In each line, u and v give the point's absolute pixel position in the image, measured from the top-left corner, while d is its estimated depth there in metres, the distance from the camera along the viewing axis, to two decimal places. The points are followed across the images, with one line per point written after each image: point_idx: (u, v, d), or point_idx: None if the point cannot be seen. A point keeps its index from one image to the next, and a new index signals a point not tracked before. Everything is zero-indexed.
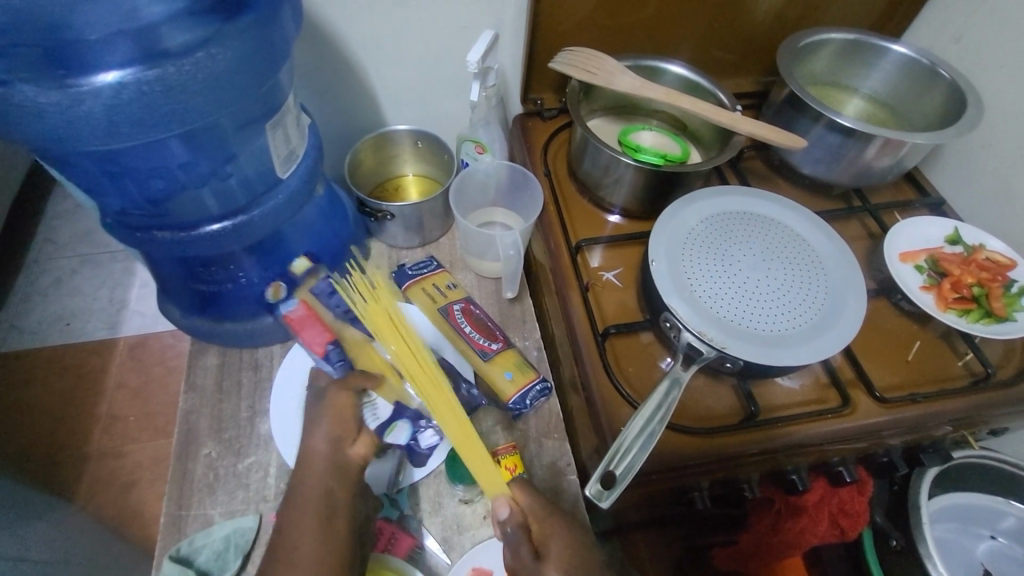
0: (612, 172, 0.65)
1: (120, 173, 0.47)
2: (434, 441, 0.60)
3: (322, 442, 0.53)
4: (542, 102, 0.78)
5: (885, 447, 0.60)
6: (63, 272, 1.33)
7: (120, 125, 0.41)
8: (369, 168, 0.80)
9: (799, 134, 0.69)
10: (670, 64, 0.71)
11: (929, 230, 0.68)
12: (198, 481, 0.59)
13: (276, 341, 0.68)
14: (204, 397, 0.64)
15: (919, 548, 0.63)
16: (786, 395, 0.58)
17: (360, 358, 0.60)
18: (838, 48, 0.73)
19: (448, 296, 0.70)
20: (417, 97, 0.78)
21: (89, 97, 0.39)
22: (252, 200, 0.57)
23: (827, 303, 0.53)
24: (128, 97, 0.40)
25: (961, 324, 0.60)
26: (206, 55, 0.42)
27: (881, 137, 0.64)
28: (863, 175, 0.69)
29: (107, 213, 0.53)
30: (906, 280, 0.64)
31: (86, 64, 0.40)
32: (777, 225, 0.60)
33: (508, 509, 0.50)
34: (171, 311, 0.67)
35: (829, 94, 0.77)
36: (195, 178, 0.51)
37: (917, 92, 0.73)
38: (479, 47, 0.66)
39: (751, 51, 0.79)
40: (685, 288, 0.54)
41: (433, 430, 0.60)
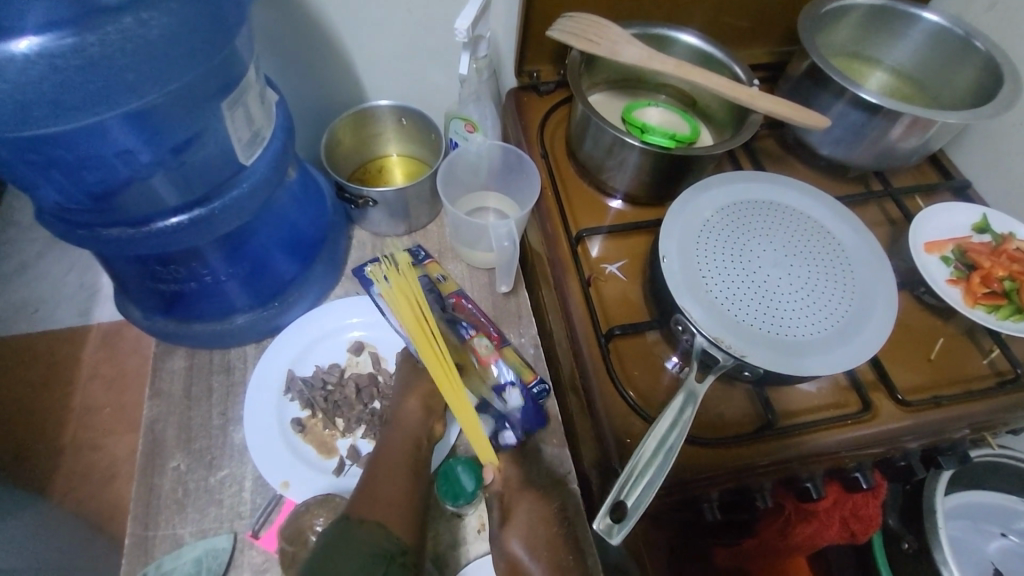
0: (616, 154, 0.59)
1: (45, 164, 0.40)
2: (511, 439, 0.58)
3: (406, 417, 0.54)
4: (538, 74, 0.72)
5: (903, 452, 0.56)
6: (29, 255, 1.21)
7: (32, 107, 0.35)
8: (349, 149, 0.73)
9: (818, 111, 0.63)
10: (680, 33, 0.64)
11: (956, 217, 0.63)
12: (166, 498, 0.54)
13: (250, 341, 0.63)
14: (172, 403, 0.59)
15: (935, 554, 0.60)
16: (805, 399, 0.54)
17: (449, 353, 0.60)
18: (862, 15, 0.67)
19: (442, 288, 0.65)
20: (400, 69, 0.71)
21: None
22: (212, 191, 0.50)
23: (856, 304, 0.48)
24: (41, 74, 0.34)
25: (989, 321, 0.56)
26: (135, 22, 0.36)
27: (910, 115, 0.58)
28: (886, 157, 0.64)
29: (42, 206, 0.47)
30: (932, 272, 0.59)
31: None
32: (799, 216, 0.54)
33: (493, 475, 0.54)
34: (131, 311, 0.61)
35: (851, 67, 0.71)
36: (140, 169, 0.44)
37: (947, 66, 0.67)
38: (468, 12, 0.59)
39: (766, 19, 0.72)
40: (700, 288, 0.48)
41: (512, 430, 0.58)
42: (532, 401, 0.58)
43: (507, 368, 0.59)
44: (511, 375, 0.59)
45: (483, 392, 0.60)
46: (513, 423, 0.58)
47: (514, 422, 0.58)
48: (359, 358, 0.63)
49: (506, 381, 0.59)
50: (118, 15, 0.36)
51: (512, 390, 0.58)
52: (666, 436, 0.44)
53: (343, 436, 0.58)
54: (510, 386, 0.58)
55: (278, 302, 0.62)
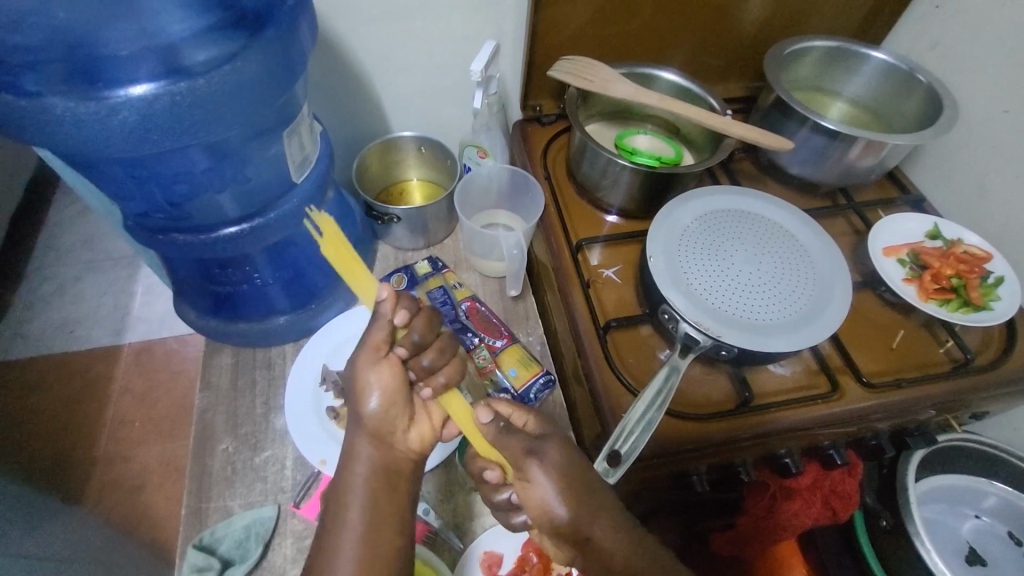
0: (610, 174, 0.69)
1: (146, 178, 0.52)
2: None
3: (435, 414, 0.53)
4: (540, 108, 0.82)
5: (873, 431, 0.63)
6: (66, 280, 1.33)
7: (150, 131, 0.46)
8: (375, 173, 0.83)
9: (785, 136, 0.73)
10: (663, 71, 0.75)
11: (910, 224, 0.72)
12: (216, 475, 0.62)
13: (288, 340, 0.71)
14: (220, 395, 0.67)
15: (908, 526, 0.65)
16: (779, 381, 0.61)
17: None
18: (821, 55, 0.77)
19: (457, 294, 0.74)
20: (420, 106, 0.82)
21: (125, 108, 0.44)
22: (268, 204, 0.61)
23: (815, 294, 0.57)
24: (162, 106, 0.45)
25: (942, 312, 0.64)
26: (232, 69, 0.48)
27: (864, 138, 0.68)
28: (847, 175, 0.73)
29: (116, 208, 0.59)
30: (889, 273, 0.67)
31: (105, 81, 0.45)
32: (768, 223, 0.63)
33: (488, 413, 0.47)
34: (185, 312, 0.70)
35: (814, 99, 0.81)
36: (216, 182, 0.56)
37: (896, 96, 0.77)
38: (481, 57, 0.70)
39: (739, 59, 0.83)
40: (682, 282, 0.57)
41: None
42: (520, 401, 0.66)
43: (505, 378, 0.68)
44: (507, 384, 0.67)
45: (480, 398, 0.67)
46: None
47: None
48: None
49: (500, 390, 0.67)
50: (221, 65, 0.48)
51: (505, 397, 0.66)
52: (652, 402, 0.52)
53: None
54: (501, 395, 0.67)
55: (314, 305, 0.71)
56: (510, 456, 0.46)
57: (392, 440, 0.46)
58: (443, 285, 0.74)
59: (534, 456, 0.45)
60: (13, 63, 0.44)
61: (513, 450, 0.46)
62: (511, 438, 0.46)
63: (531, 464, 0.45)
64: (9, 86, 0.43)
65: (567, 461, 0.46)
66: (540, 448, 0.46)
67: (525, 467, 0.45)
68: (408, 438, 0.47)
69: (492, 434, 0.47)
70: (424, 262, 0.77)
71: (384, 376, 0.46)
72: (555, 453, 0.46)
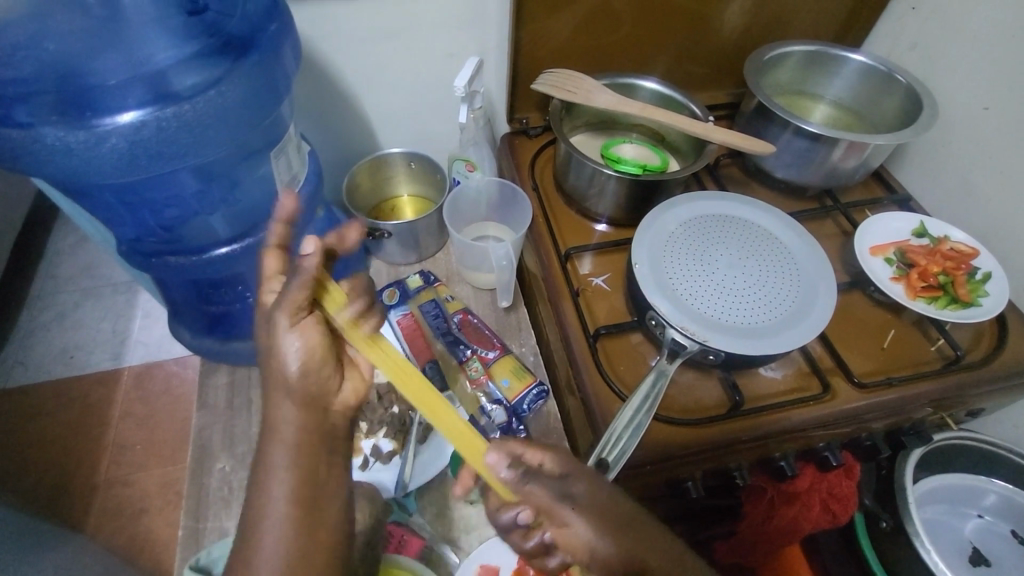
0: (596, 184, 0.69)
1: (137, 204, 0.55)
2: None
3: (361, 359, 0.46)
4: (527, 120, 0.83)
5: (868, 430, 0.63)
6: (65, 307, 1.34)
7: (139, 157, 0.48)
8: (366, 191, 0.84)
9: (769, 140, 0.74)
10: (645, 80, 0.76)
11: (898, 223, 0.72)
12: (214, 494, 0.62)
13: None
14: (216, 414, 0.67)
15: (908, 527, 0.64)
16: (771, 384, 0.61)
17: (450, 379, 0.70)
18: (800, 59, 0.79)
19: (448, 307, 0.75)
20: (409, 121, 0.83)
21: (114, 135, 0.46)
22: (258, 224, 0.64)
23: (801, 295, 0.57)
24: (149, 132, 0.48)
25: (930, 310, 0.64)
26: (217, 93, 0.50)
27: (846, 140, 0.69)
28: (832, 176, 0.74)
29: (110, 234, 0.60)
30: (876, 272, 0.67)
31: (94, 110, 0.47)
32: (752, 227, 0.64)
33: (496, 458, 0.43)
34: (181, 333, 0.73)
35: (796, 102, 0.82)
36: (206, 206, 0.59)
37: (877, 97, 0.78)
38: (464, 73, 0.71)
39: (722, 65, 0.84)
40: (667, 289, 0.57)
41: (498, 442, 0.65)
42: (513, 410, 0.66)
43: (498, 390, 0.68)
44: (500, 396, 0.68)
45: (472, 411, 0.67)
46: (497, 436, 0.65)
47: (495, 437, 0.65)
48: None
49: (493, 401, 0.67)
50: (205, 90, 0.50)
51: (497, 408, 0.67)
52: (637, 409, 0.53)
53: (366, 437, 0.66)
54: (494, 406, 0.67)
55: None
56: (537, 504, 0.42)
57: (325, 404, 0.42)
58: (434, 299, 0.75)
59: (567, 500, 0.41)
60: (8, 95, 0.46)
61: (542, 498, 0.42)
62: (537, 486, 0.42)
63: (563, 508, 0.41)
64: (2, 119, 0.44)
65: (601, 501, 0.42)
66: (569, 488, 0.42)
67: (557, 515, 0.41)
68: (343, 395, 0.43)
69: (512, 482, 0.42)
70: (416, 275, 0.78)
71: (303, 335, 0.41)
72: (585, 490, 0.42)
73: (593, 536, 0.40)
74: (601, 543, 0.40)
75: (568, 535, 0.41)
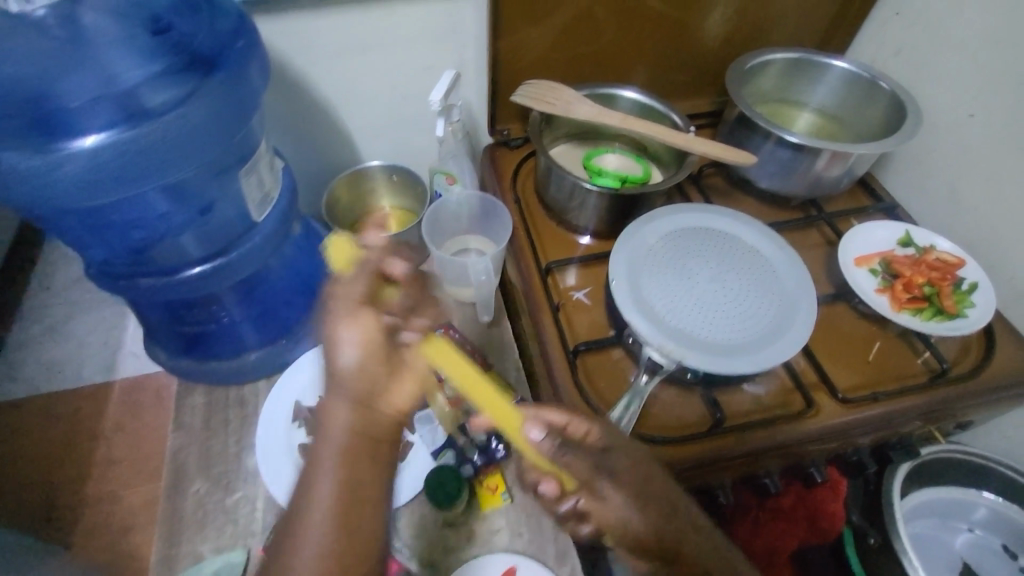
0: (577, 197, 0.69)
1: (103, 227, 0.54)
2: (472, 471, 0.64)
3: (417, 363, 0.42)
4: (508, 132, 0.82)
5: (855, 445, 0.62)
6: None
7: (101, 180, 0.49)
8: (347, 205, 0.84)
9: (751, 151, 0.73)
10: (624, 90, 0.75)
11: (883, 233, 0.71)
12: (188, 518, 0.61)
13: (260, 377, 0.71)
14: (192, 435, 0.66)
15: (895, 543, 0.62)
16: (754, 400, 0.60)
17: None
18: (782, 66, 0.78)
19: None
20: (389, 134, 0.82)
21: (72, 161, 0.47)
22: (232, 243, 0.63)
23: (781, 309, 0.56)
24: (111, 155, 0.48)
25: (915, 323, 0.63)
26: (181, 114, 0.50)
27: (829, 149, 0.68)
28: (816, 186, 0.73)
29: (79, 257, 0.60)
30: (860, 284, 0.66)
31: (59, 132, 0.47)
32: (732, 239, 0.63)
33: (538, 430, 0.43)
34: (157, 354, 0.72)
35: (779, 110, 0.81)
36: (173, 227, 0.57)
37: (860, 104, 0.77)
38: (440, 87, 0.70)
39: (705, 74, 0.84)
40: (645, 305, 0.56)
41: (473, 464, 0.64)
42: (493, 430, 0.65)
43: None
44: None
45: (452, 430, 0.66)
46: (473, 458, 0.64)
47: (473, 458, 0.64)
48: None
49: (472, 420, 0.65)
50: (167, 112, 0.49)
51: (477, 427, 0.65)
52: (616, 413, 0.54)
53: None
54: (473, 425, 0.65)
55: (286, 339, 0.72)
56: (578, 475, 0.43)
57: (376, 399, 0.40)
58: None
59: (608, 475, 0.43)
60: None
61: (583, 470, 0.43)
62: (575, 458, 0.43)
63: (602, 482, 0.43)
64: None
65: (638, 478, 0.44)
66: (609, 463, 0.43)
67: (596, 487, 0.43)
68: (392, 396, 0.40)
69: (549, 451, 0.43)
70: None
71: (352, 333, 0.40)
72: (627, 469, 0.44)
73: (632, 511, 0.42)
74: (636, 519, 0.42)
75: (605, 506, 0.43)
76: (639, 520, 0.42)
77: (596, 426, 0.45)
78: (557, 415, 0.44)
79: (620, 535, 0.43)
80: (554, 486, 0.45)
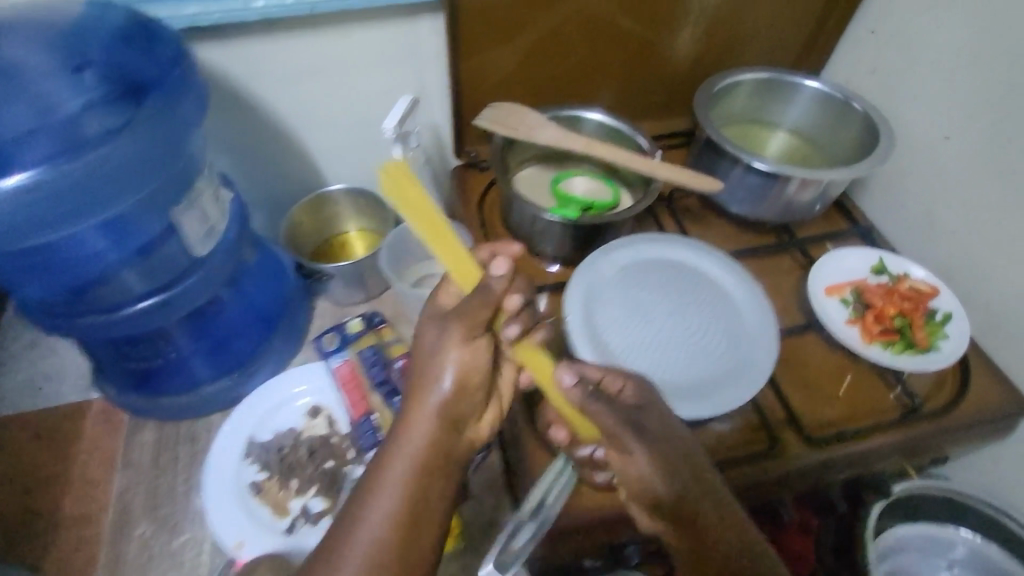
0: (539, 225, 0.67)
1: (36, 266, 0.53)
2: None
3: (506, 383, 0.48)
4: (477, 154, 0.79)
5: (829, 482, 0.60)
6: None
7: (27, 219, 0.48)
8: (310, 229, 0.83)
9: (719, 176, 0.71)
10: (588, 112, 0.73)
11: (856, 260, 0.69)
12: (131, 559, 0.63)
13: (215, 412, 0.72)
14: (140, 473, 0.68)
15: None
16: (717, 437, 0.57)
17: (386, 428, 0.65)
18: (753, 87, 0.75)
19: (391, 351, 0.71)
20: (351, 157, 0.80)
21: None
22: (177, 276, 0.61)
23: (738, 348, 0.55)
24: (37, 191, 0.46)
25: (885, 357, 0.60)
26: (112, 146, 0.49)
27: (799, 175, 0.66)
28: (788, 211, 0.71)
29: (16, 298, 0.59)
30: (831, 315, 0.64)
31: None
32: (692, 269, 0.60)
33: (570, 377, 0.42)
34: (106, 388, 0.70)
35: (752, 131, 0.79)
36: (114, 260, 0.57)
37: (833, 125, 0.75)
38: (395, 113, 0.64)
39: (676, 93, 0.82)
40: (600, 345, 0.53)
41: None
42: None
43: None
44: None
45: None
46: None
47: None
48: (315, 422, 0.69)
49: None
50: (96, 145, 0.48)
51: None
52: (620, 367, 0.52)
53: (295, 497, 0.64)
54: None
55: (239, 373, 0.71)
56: (604, 425, 0.41)
57: (462, 425, 0.45)
58: (374, 345, 0.70)
59: (634, 427, 0.40)
60: None
61: (607, 420, 0.41)
62: (601, 407, 0.41)
63: (629, 437, 0.40)
64: None
65: (665, 440, 0.41)
66: (640, 419, 0.41)
67: (619, 439, 0.40)
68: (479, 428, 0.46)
69: (578, 399, 0.41)
70: (357, 319, 0.75)
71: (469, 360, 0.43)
72: (655, 424, 0.41)
73: (653, 470, 0.39)
74: (658, 482, 0.39)
75: (630, 463, 0.40)
76: (663, 486, 0.39)
77: (632, 384, 0.43)
78: (592, 369, 0.43)
79: (638, 493, 0.41)
80: (574, 435, 0.47)
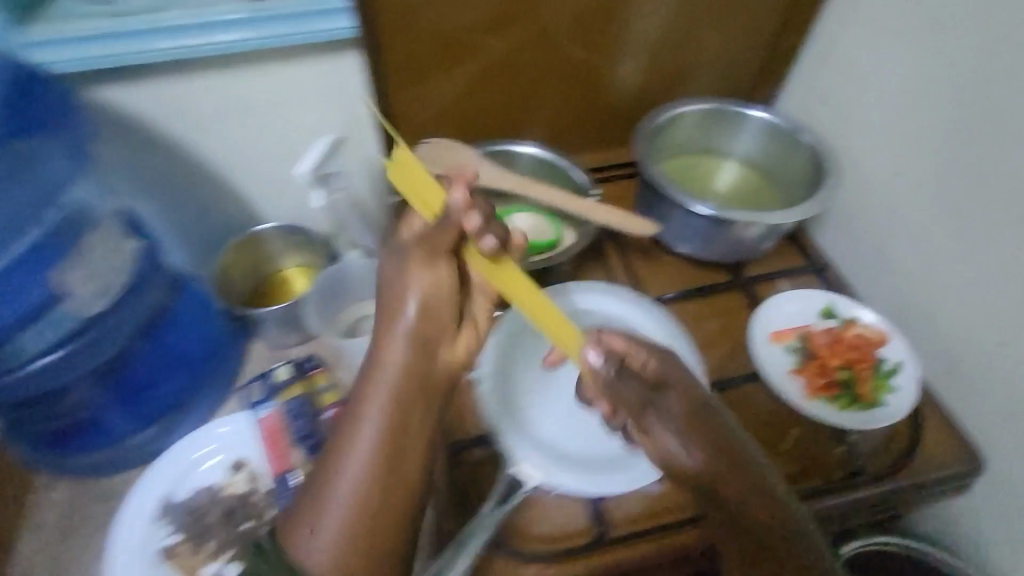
0: None
1: None
2: None
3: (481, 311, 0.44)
4: None
5: None
6: None
7: None
8: (241, 272, 0.79)
9: (661, 217, 0.67)
10: (521, 146, 0.70)
11: (807, 302, 0.65)
12: None
13: (134, 466, 0.70)
14: (46, 537, 0.67)
15: None
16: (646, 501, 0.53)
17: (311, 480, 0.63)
18: (698, 118, 0.72)
19: (323, 400, 0.67)
20: (281, 196, 0.77)
21: None
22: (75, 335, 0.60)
23: None
24: None
25: (828, 412, 0.57)
26: None
27: (740, 218, 0.62)
28: (735, 249, 0.67)
29: None
30: (774, 365, 0.60)
31: None
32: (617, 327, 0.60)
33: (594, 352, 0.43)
34: (21, 449, 0.70)
35: (701, 162, 0.75)
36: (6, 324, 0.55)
37: (783, 156, 0.72)
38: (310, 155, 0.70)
39: (624, 124, 0.78)
40: (515, 419, 0.53)
41: None
42: None
43: None
44: None
45: None
46: None
47: None
48: (236, 478, 0.65)
49: None
50: None
51: None
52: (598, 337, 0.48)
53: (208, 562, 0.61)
54: None
55: (163, 423, 0.71)
56: (634, 399, 0.42)
57: (436, 349, 0.41)
58: (299, 395, 0.67)
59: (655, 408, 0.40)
60: None
61: (635, 395, 0.42)
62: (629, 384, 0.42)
63: (651, 419, 0.40)
64: None
65: (691, 410, 0.40)
66: (659, 398, 0.41)
67: (646, 422, 0.40)
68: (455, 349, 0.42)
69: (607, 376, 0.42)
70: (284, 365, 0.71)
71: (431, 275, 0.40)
72: (678, 400, 0.41)
73: (685, 449, 0.38)
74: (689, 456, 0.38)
75: (655, 439, 0.40)
76: (688, 458, 0.38)
77: (657, 358, 0.43)
78: (617, 342, 0.43)
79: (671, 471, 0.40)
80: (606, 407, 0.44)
